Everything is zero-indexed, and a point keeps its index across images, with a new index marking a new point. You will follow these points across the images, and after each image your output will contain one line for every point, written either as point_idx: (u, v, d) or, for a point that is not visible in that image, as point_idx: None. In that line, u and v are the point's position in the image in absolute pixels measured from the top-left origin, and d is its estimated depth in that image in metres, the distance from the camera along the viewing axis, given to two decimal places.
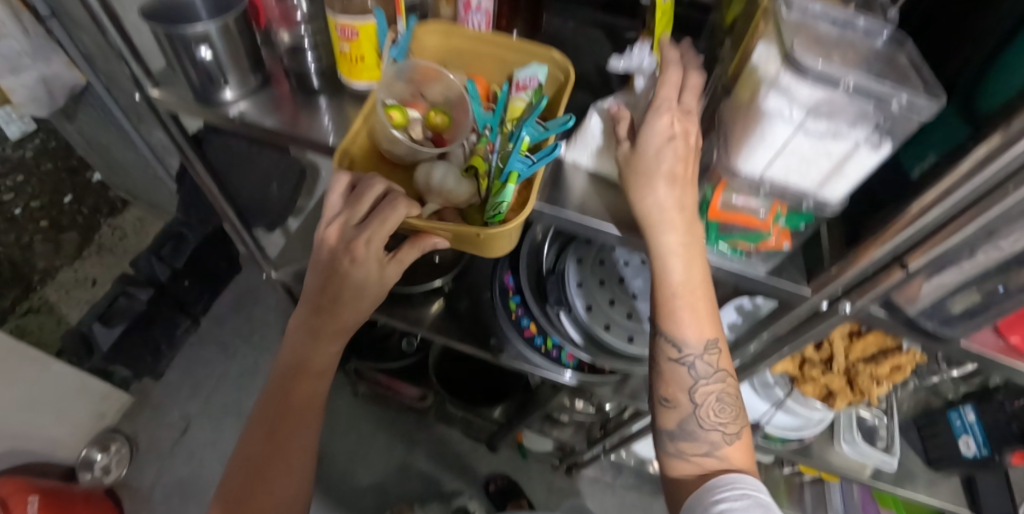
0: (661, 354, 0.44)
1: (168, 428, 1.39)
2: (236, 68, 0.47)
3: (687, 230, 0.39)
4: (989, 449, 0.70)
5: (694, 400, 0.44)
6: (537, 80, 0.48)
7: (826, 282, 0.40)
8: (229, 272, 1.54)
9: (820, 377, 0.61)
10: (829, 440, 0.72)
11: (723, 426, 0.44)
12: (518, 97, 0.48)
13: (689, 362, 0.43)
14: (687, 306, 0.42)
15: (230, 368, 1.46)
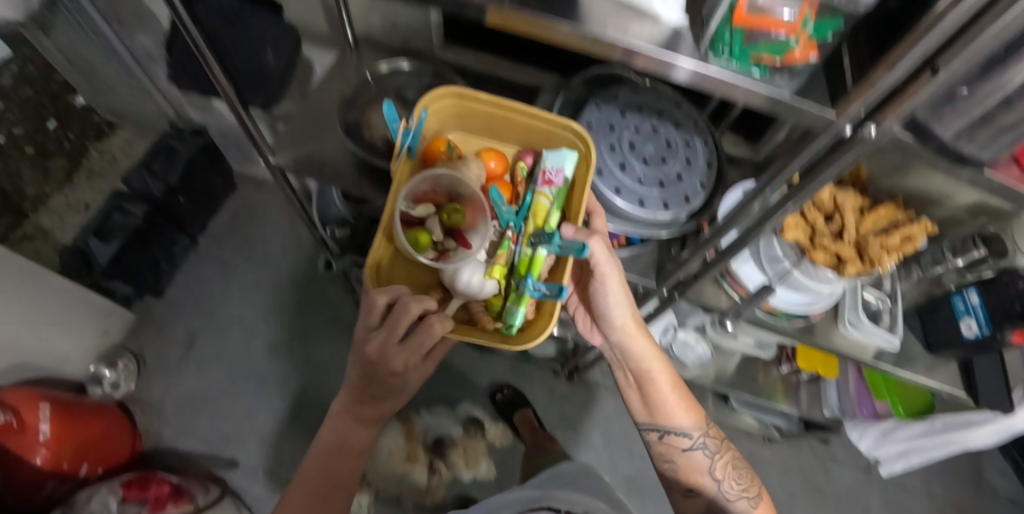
0: (677, 450, 0.71)
1: (174, 343, 1.40)
2: None
3: (652, 345, 0.67)
4: (989, 330, 0.71)
5: (715, 477, 0.71)
6: (563, 173, 0.55)
7: (851, 101, 0.39)
8: (222, 190, 1.50)
9: (831, 245, 0.59)
10: (832, 321, 0.73)
11: (743, 494, 0.71)
12: (543, 190, 0.56)
13: (699, 447, 0.71)
14: (665, 388, 0.70)
15: (232, 285, 1.46)
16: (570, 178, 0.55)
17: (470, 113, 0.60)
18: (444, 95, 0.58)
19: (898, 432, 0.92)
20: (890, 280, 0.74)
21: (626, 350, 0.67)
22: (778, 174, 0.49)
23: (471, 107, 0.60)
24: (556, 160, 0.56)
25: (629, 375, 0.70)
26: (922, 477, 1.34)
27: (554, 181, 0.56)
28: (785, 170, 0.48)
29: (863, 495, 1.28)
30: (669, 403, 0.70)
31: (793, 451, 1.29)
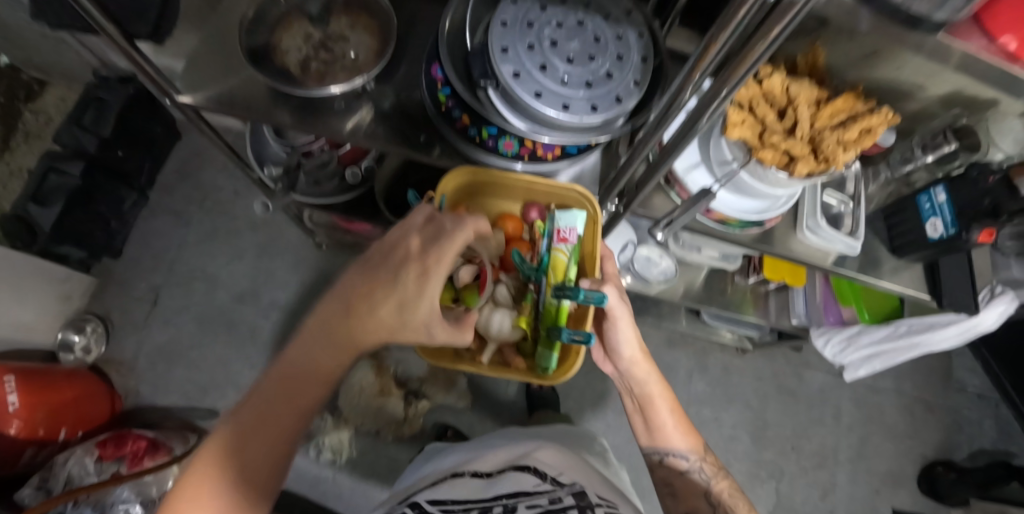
0: (675, 472, 0.68)
1: (139, 301, 1.36)
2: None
3: (650, 367, 0.69)
4: (956, 230, 0.65)
5: (712, 502, 0.66)
6: (574, 231, 0.72)
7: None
8: (167, 139, 1.41)
9: (780, 143, 0.54)
10: (791, 228, 0.69)
11: None
12: (558, 246, 0.73)
13: (696, 471, 0.68)
14: (666, 410, 0.69)
15: (191, 237, 1.41)
16: (580, 234, 0.73)
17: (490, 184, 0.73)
18: (457, 174, 0.69)
19: (863, 337, 0.88)
20: (853, 182, 0.70)
21: (631, 376, 0.69)
22: (705, 59, 0.44)
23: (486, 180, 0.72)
24: (567, 222, 0.73)
25: (634, 399, 0.71)
26: (889, 373, 1.37)
27: (568, 238, 0.73)
28: (709, 57, 0.43)
29: (832, 394, 1.32)
30: (668, 426, 0.69)
31: (766, 358, 1.31)
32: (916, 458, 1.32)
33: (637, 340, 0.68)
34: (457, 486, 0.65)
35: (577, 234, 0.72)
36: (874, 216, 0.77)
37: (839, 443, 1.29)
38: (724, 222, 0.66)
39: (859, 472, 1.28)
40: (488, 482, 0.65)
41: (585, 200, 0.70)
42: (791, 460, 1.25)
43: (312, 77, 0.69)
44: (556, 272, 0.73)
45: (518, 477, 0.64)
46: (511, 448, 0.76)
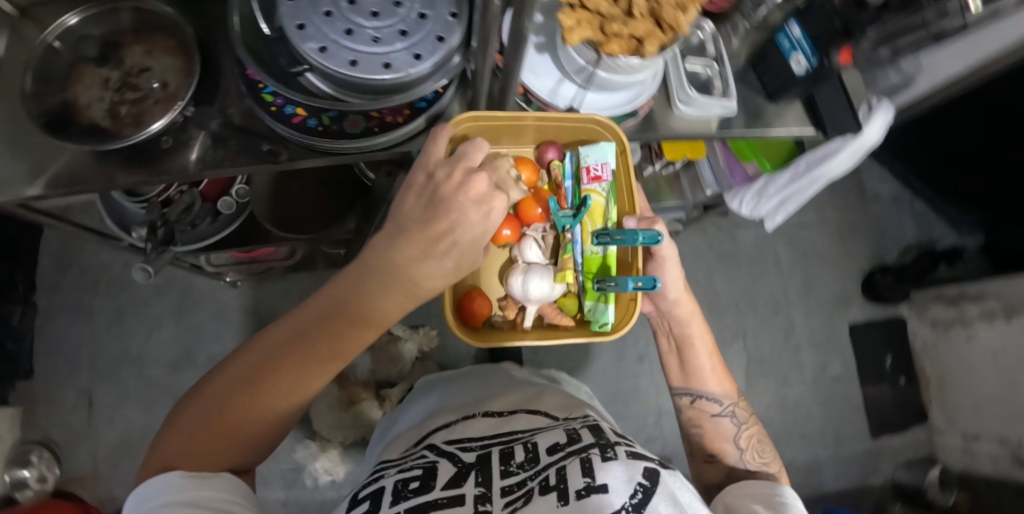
0: (705, 415, 0.73)
1: (74, 411, 1.26)
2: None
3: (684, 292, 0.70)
4: (817, 59, 0.68)
5: (738, 445, 0.72)
6: (605, 167, 0.69)
7: None
8: (25, 235, 1.26)
9: (623, 30, 0.53)
10: (667, 107, 0.70)
11: (764, 465, 0.70)
12: (596, 188, 0.71)
13: (727, 415, 0.73)
14: (704, 353, 0.73)
15: (99, 326, 1.29)
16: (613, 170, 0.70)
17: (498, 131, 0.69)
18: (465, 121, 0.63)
19: (769, 188, 0.89)
20: (712, 43, 0.71)
21: (674, 319, 0.71)
22: None
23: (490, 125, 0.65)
24: (596, 156, 0.69)
25: (671, 340, 0.74)
26: (812, 205, 1.45)
27: (602, 175, 0.70)
28: None
29: (768, 243, 1.39)
30: (705, 369, 0.73)
31: (700, 231, 1.35)
32: (854, 272, 1.44)
33: (676, 272, 0.68)
34: (473, 423, 0.66)
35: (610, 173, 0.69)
36: (744, 68, 0.77)
37: (787, 285, 1.38)
38: (600, 124, 0.65)
39: (810, 303, 1.39)
40: (503, 420, 0.66)
41: (607, 131, 0.68)
42: (748, 316, 1.34)
43: (127, 122, 0.65)
44: (593, 215, 0.72)
45: (532, 422, 0.66)
46: (520, 385, 0.78)
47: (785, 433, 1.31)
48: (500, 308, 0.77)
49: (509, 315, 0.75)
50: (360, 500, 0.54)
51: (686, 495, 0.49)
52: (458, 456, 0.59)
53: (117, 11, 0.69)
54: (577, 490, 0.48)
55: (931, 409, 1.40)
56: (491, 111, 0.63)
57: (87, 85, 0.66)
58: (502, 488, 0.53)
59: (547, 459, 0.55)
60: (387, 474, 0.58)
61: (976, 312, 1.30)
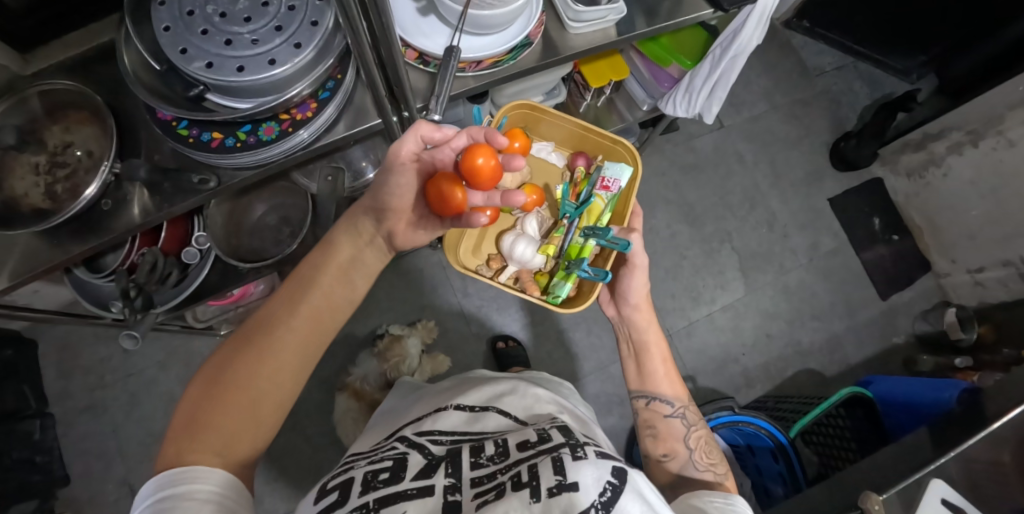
0: (658, 417, 0.70)
1: (116, 503, 1.26)
2: None
3: (639, 294, 0.72)
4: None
5: (688, 446, 0.68)
6: (618, 180, 0.83)
7: None
8: (19, 351, 1.26)
9: None
10: (561, 27, 0.70)
11: (709, 468, 0.66)
12: (601, 194, 0.82)
13: (679, 417, 0.69)
14: (658, 359, 0.72)
15: (119, 417, 1.30)
16: (622, 186, 0.83)
17: (545, 119, 0.86)
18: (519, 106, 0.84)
19: (696, 81, 0.87)
20: None
21: (632, 323, 0.72)
22: None
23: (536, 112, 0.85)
24: (613, 172, 0.84)
25: (629, 345, 0.74)
26: (759, 97, 1.47)
27: (611, 187, 0.83)
28: None
29: (724, 144, 1.42)
30: (660, 373, 0.71)
31: (656, 153, 1.38)
32: (817, 147, 1.45)
33: (637, 277, 0.71)
34: (445, 414, 0.62)
35: (620, 183, 0.83)
36: None
37: (755, 179, 1.40)
38: (499, 63, 0.64)
39: (782, 188, 1.41)
40: (474, 415, 0.62)
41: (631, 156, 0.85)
42: (728, 219, 1.36)
43: (66, 197, 0.63)
44: (591, 214, 0.82)
45: (500, 422, 0.62)
46: (494, 377, 0.74)
47: (795, 318, 1.32)
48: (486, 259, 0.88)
49: (491, 269, 0.86)
50: (326, 492, 0.50)
51: (651, 490, 0.48)
52: (428, 449, 0.55)
53: (26, 99, 0.65)
54: (547, 488, 0.45)
55: (930, 255, 1.41)
56: (545, 107, 0.84)
57: (20, 174, 0.64)
58: (471, 479, 0.50)
59: (517, 454, 0.51)
60: (356, 465, 0.54)
61: (943, 147, 1.31)
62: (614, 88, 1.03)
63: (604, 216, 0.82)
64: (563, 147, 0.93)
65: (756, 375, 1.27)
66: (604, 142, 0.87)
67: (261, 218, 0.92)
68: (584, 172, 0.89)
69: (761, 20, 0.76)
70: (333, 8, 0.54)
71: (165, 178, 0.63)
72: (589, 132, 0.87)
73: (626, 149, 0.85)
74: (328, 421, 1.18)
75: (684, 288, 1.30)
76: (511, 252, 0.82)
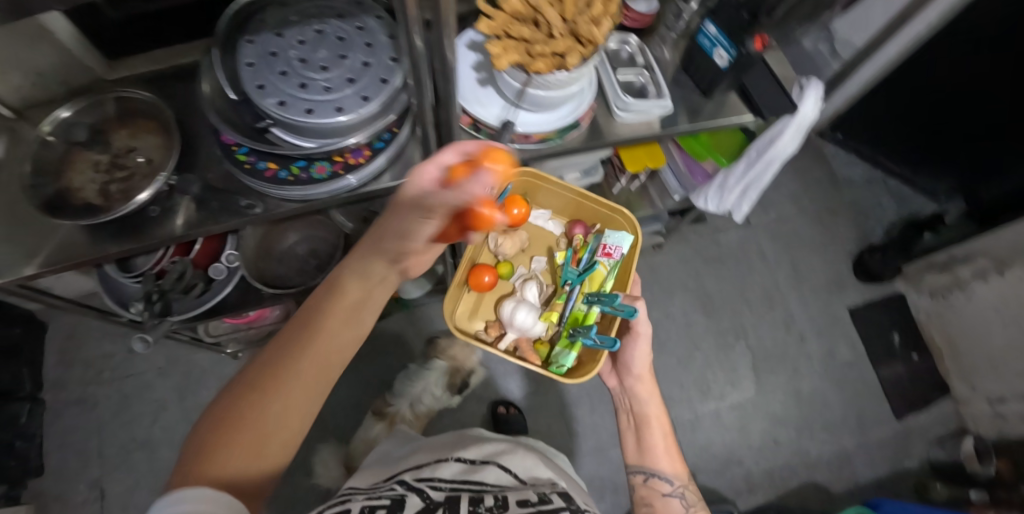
0: (656, 494, 0.68)
1: (85, 505, 1.23)
2: None
3: (643, 363, 0.73)
4: (735, 50, 0.72)
5: None
6: (620, 247, 0.85)
7: None
8: (29, 336, 1.28)
9: (546, 49, 0.59)
10: (608, 114, 0.74)
11: None
12: (603, 261, 0.85)
13: (678, 497, 0.68)
14: (659, 433, 0.71)
15: (106, 417, 1.29)
16: (623, 253, 0.85)
17: (547, 188, 0.87)
18: (525, 175, 0.84)
19: (728, 180, 0.90)
20: (639, 54, 0.78)
21: (633, 393, 0.73)
22: None
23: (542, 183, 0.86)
24: (615, 239, 0.85)
25: (629, 416, 0.73)
26: (790, 203, 1.49)
27: (613, 254, 0.85)
28: None
29: (748, 239, 1.43)
30: (658, 446, 0.70)
31: (682, 241, 1.40)
32: (842, 259, 1.46)
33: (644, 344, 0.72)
34: (444, 464, 0.61)
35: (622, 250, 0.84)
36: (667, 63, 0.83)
37: (776, 278, 1.41)
38: (547, 140, 0.68)
39: (802, 291, 1.41)
40: (474, 468, 0.62)
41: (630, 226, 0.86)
42: (744, 314, 1.36)
43: (118, 198, 0.66)
44: (592, 283, 0.85)
45: (500, 477, 0.61)
46: (494, 438, 0.74)
47: (804, 426, 1.29)
48: (485, 327, 0.89)
49: (491, 334, 0.87)
50: None
51: None
52: (426, 493, 0.54)
53: (104, 102, 0.70)
54: None
55: (951, 379, 1.37)
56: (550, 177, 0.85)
57: (80, 169, 0.68)
58: None
59: (517, 511, 0.50)
60: (353, 498, 0.52)
61: (969, 272, 1.30)
62: (649, 175, 1.07)
63: (605, 285, 0.85)
64: (561, 215, 0.93)
65: (758, 481, 1.23)
66: (601, 210, 0.88)
67: (292, 246, 0.95)
68: (581, 241, 0.90)
69: (797, 130, 0.79)
70: (402, 70, 0.58)
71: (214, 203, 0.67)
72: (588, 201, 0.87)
73: (625, 217, 0.86)
74: (315, 457, 1.15)
75: (694, 379, 1.28)
76: (511, 320, 0.84)
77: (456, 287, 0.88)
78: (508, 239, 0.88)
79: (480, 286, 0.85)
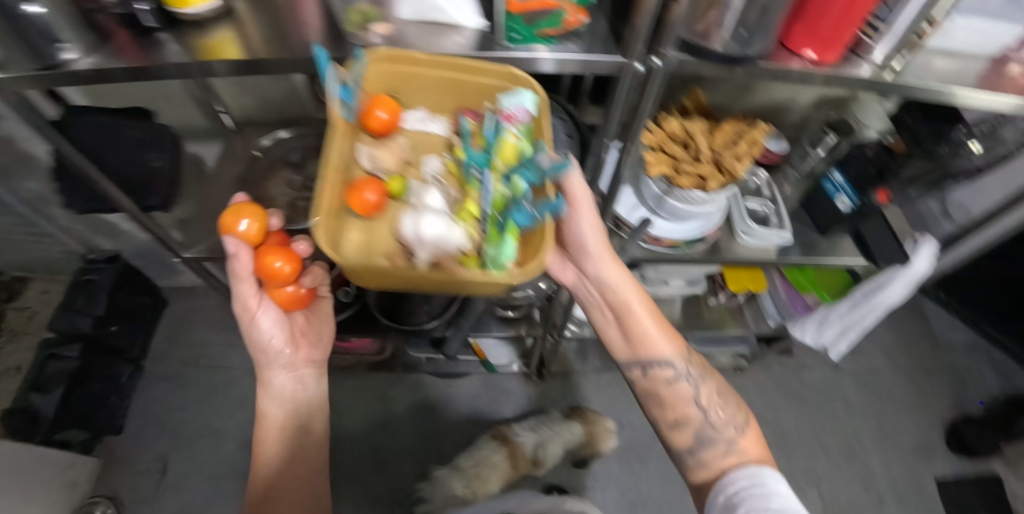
0: (659, 383, 0.68)
1: (145, 473, 1.31)
2: (73, 22, 0.49)
3: (623, 276, 0.64)
4: (859, 199, 0.80)
5: (700, 408, 0.66)
6: (523, 108, 0.49)
7: (629, 47, 0.47)
8: (154, 308, 1.46)
9: (691, 169, 0.66)
10: (730, 235, 0.80)
11: (729, 424, 0.65)
12: (513, 129, 0.50)
13: (685, 378, 0.67)
14: (642, 317, 0.68)
15: (189, 398, 1.40)
16: (532, 114, 0.50)
17: (424, 79, 0.54)
18: (379, 58, 0.50)
19: (830, 316, 0.96)
20: (767, 186, 0.82)
21: (601, 278, 0.64)
22: (608, 126, 0.57)
23: (407, 75, 0.53)
24: (513, 100, 0.49)
25: (609, 310, 0.69)
26: (886, 358, 1.43)
27: (518, 117, 0.50)
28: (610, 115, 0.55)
29: (834, 382, 1.38)
30: (651, 332, 0.68)
31: (764, 369, 1.38)
32: (936, 428, 1.35)
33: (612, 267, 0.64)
34: None
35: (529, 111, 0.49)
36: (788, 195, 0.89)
37: (860, 431, 1.33)
38: (674, 245, 0.75)
39: (887, 452, 1.31)
40: None
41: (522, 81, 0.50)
42: (819, 461, 1.28)
43: (302, 212, 0.78)
44: (503, 153, 0.51)
45: None
46: None
47: None
48: (387, 256, 0.55)
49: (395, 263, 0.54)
50: None
51: None
52: None
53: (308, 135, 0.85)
54: None
55: None
56: (410, 52, 0.50)
57: (275, 184, 0.80)
58: None
59: None
60: None
61: None
62: (748, 297, 1.09)
63: (525, 154, 0.51)
64: (442, 109, 0.59)
65: None
66: (494, 84, 0.52)
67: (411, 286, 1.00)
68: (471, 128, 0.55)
69: (904, 282, 0.83)
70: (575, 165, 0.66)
71: None
72: (466, 81, 0.53)
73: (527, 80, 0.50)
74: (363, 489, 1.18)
75: None
76: (416, 236, 0.51)
77: (325, 209, 0.49)
78: (388, 151, 0.56)
79: (360, 206, 0.54)
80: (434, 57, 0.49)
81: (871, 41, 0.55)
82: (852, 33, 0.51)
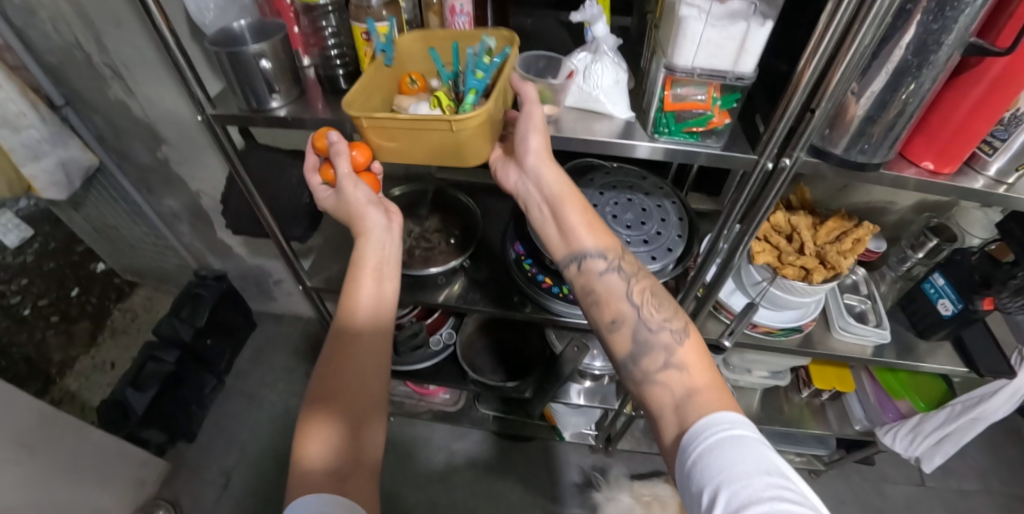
0: (592, 277, 0.59)
1: (208, 484, 1.35)
2: (286, 78, 0.60)
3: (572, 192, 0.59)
4: (962, 303, 0.75)
5: (633, 303, 0.57)
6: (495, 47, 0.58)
7: (763, 146, 0.52)
8: (245, 328, 1.58)
9: (796, 260, 0.69)
10: (826, 329, 0.80)
11: (666, 325, 0.55)
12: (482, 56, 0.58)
13: (615, 270, 0.58)
14: (579, 211, 0.61)
15: (260, 417, 1.47)
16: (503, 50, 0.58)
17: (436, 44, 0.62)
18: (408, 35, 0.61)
19: (924, 425, 0.90)
20: (864, 284, 0.84)
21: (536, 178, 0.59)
22: (729, 214, 0.61)
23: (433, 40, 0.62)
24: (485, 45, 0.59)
25: (544, 207, 0.62)
26: (984, 485, 1.30)
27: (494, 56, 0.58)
28: (733, 207, 0.59)
29: (923, 506, 1.27)
30: (581, 226, 0.60)
31: (842, 479, 1.29)
32: None
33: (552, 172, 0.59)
34: None
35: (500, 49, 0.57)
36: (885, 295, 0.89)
37: None
38: (771, 333, 0.75)
39: None
40: None
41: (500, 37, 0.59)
42: None
43: (418, 259, 0.85)
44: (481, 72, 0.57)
45: None
46: None
47: None
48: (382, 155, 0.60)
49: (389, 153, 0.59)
50: None
51: None
52: None
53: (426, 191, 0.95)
54: None
55: None
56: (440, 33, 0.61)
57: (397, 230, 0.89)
58: None
59: None
60: None
61: None
62: (831, 396, 1.07)
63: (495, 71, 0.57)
64: None
65: None
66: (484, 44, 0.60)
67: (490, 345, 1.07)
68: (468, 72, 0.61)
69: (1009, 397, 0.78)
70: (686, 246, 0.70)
71: (485, 289, 0.83)
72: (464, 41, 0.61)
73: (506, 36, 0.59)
74: None
75: None
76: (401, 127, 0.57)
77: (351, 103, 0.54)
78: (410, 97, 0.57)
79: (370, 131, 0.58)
80: (581, 135, 0.56)
81: (988, 158, 0.54)
82: (970, 150, 0.52)
